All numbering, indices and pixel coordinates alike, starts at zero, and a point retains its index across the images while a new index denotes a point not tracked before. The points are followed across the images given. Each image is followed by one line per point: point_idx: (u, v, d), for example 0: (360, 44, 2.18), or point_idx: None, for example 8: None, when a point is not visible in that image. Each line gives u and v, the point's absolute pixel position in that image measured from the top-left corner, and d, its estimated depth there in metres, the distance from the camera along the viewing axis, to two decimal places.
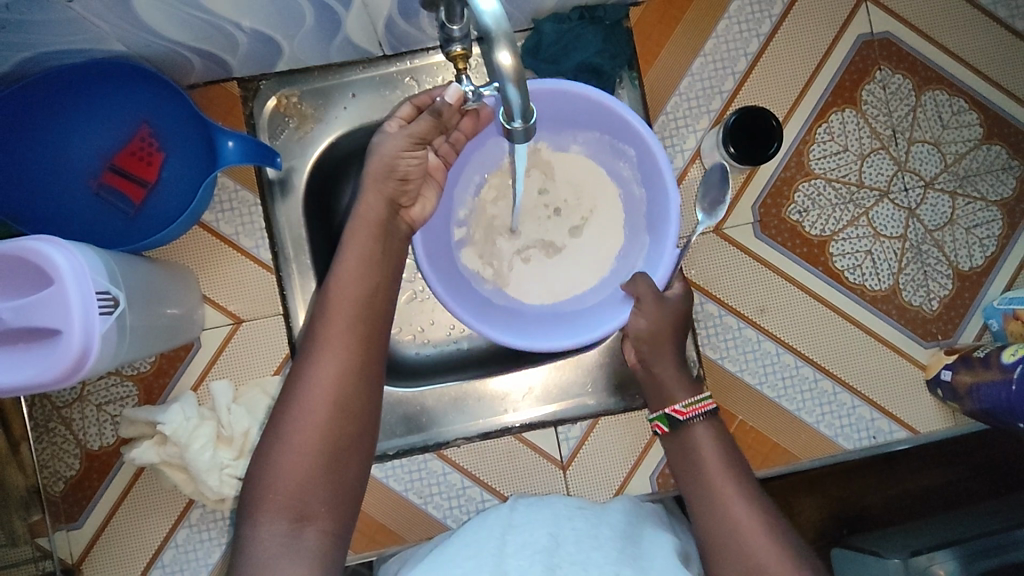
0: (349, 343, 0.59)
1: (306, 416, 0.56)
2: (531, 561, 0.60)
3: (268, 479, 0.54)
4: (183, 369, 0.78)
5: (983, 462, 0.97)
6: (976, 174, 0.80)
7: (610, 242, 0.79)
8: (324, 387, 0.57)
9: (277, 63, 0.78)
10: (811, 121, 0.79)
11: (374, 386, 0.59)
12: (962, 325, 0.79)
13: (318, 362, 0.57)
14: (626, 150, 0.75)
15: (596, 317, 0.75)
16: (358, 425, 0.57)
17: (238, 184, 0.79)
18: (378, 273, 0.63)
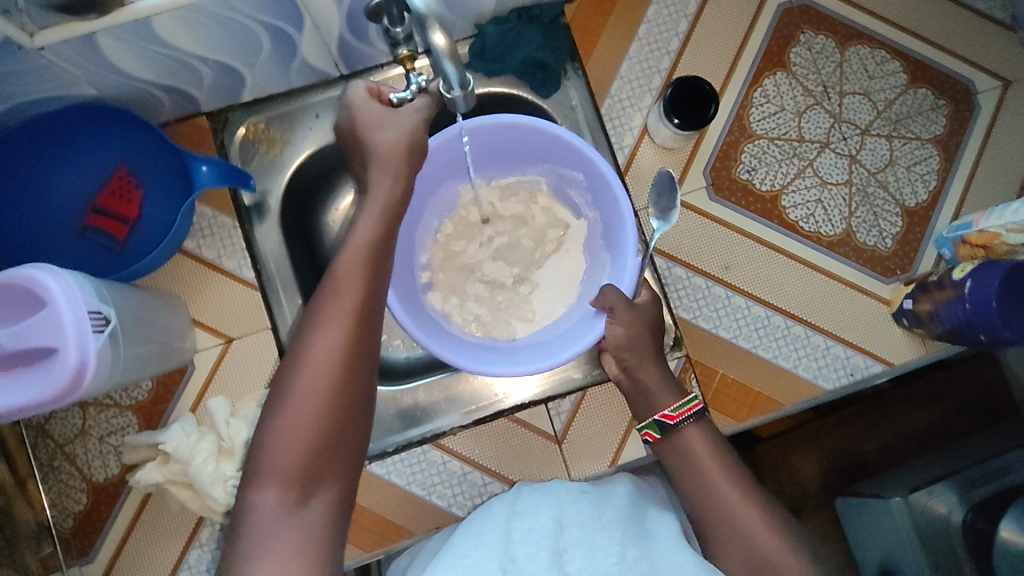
0: (350, 310, 0.60)
1: (308, 381, 0.57)
2: (538, 547, 0.64)
3: (271, 445, 0.56)
4: (179, 393, 0.80)
5: (971, 396, 1.00)
6: (907, 116, 0.85)
7: (575, 264, 0.84)
8: (325, 353, 0.58)
9: (243, 93, 0.83)
10: (747, 86, 0.85)
11: (371, 355, 0.61)
12: (918, 258, 0.82)
13: (320, 330, 0.59)
14: (574, 176, 0.81)
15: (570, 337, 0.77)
16: (358, 392, 0.59)
17: (215, 211, 0.84)
18: (379, 245, 0.64)
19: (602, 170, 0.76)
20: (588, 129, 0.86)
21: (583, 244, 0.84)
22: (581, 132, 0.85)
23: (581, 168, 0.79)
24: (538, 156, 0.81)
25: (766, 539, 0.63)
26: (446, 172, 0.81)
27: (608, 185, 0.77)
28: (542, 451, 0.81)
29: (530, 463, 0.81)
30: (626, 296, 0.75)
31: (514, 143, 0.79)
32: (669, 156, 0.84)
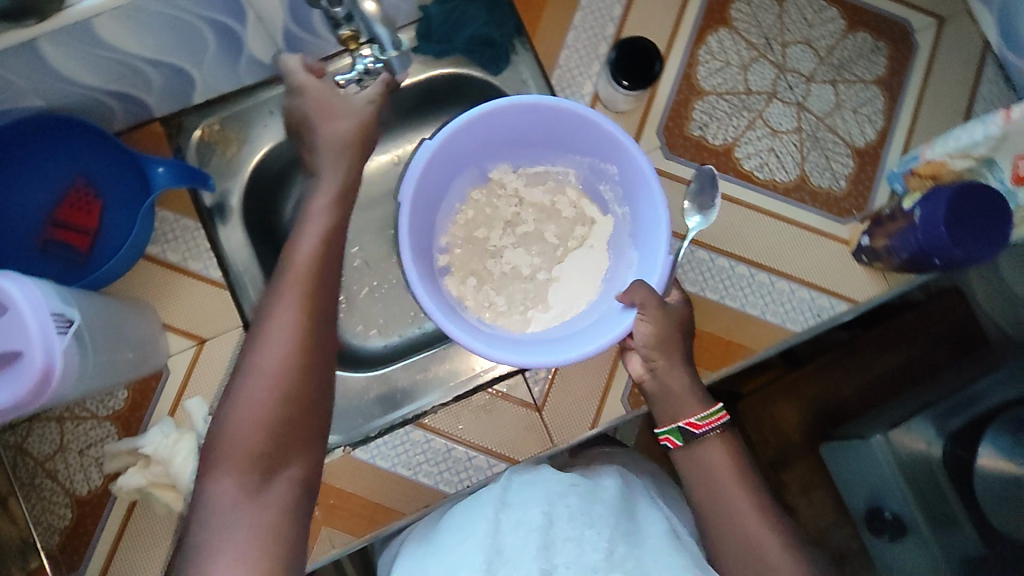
0: (302, 295, 0.61)
1: (265, 363, 0.58)
2: (526, 540, 0.62)
3: (229, 428, 0.56)
4: (157, 398, 0.80)
5: (946, 330, 1.01)
6: (849, 60, 0.87)
7: (600, 259, 0.83)
8: (283, 333, 0.59)
9: (194, 94, 0.83)
10: (691, 44, 0.86)
11: (326, 338, 0.61)
12: (872, 195, 0.84)
13: (277, 312, 0.60)
14: (608, 169, 0.81)
15: (595, 330, 0.74)
16: (318, 373, 0.59)
17: (177, 214, 0.83)
18: (331, 232, 0.66)
19: (630, 158, 0.76)
20: None
21: (610, 240, 0.84)
22: None
23: (614, 159, 0.79)
24: (571, 148, 0.81)
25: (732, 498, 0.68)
26: (472, 156, 0.81)
27: (637, 174, 0.76)
28: (523, 421, 0.81)
29: (513, 434, 0.81)
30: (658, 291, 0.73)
31: (542, 130, 0.80)
32: (622, 119, 0.85)
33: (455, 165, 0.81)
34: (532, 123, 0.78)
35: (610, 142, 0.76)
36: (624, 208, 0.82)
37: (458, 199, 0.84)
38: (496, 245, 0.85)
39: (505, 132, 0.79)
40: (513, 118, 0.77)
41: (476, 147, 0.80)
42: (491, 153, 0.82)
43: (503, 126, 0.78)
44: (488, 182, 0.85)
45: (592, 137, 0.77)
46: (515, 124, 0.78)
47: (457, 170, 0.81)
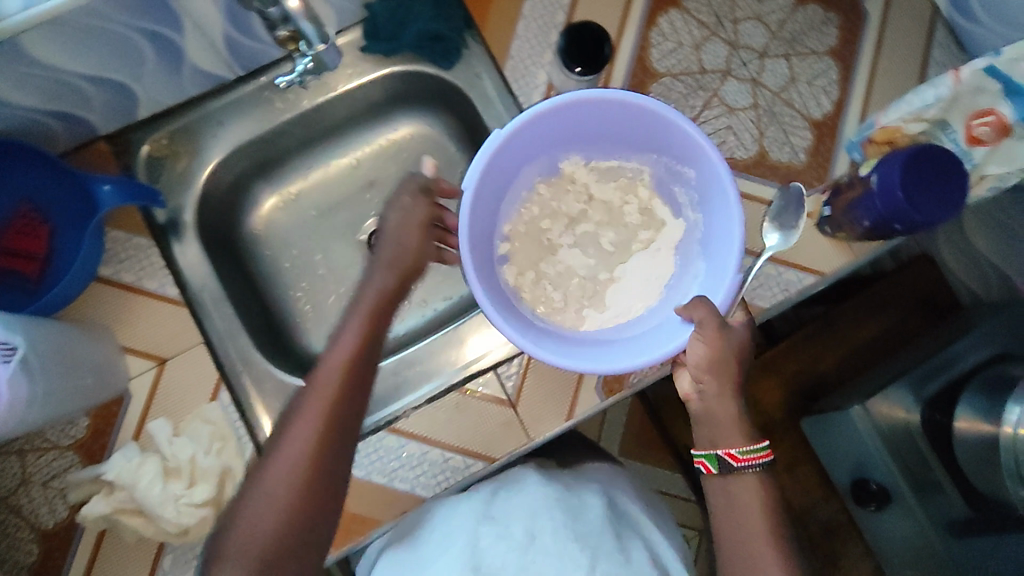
0: (335, 401, 0.62)
1: (276, 478, 0.59)
2: (505, 561, 0.70)
3: (231, 535, 0.58)
4: (120, 423, 0.77)
5: (921, 295, 1.00)
6: (801, 34, 0.87)
7: (666, 262, 0.84)
8: (299, 448, 0.60)
9: (139, 110, 0.81)
10: (643, 27, 0.85)
11: (345, 455, 0.63)
12: (833, 166, 0.83)
13: (297, 426, 0.61)
14: (684, 172, 0.80)
15: (660, 338, 0.75)
16: (327, 488, 0.61)
17: (128, 233, 0.80)
18: (376, 331, 0.67)
19: (706, 165, 0.75)
20: (496, 94, 0.86)
21: (679, 244, 0.84)
22: (488, 100, 0.86)
23: (690, 164, 0.78)
24: (645, 147, 0.82)
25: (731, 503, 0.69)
26: (546, 147, 0.82)
27: (711, 180, 0.76)
28: (496, 418, 0.80)
29: (488, 432, 0.80)
30: (721, 312, 0.73)
31: (618, 127, 0.80)
32: None
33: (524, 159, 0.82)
34: (609, 119, 0.78)
35: (686, 146, 0.76)
36: (697, 215, 0.82)
37: (526, 188, 0.85)
38: (554, 238, 0.87)
39: (582, 126, 0.80)
40: (590, 114, 0.77)
41: (548, 140, 0.81)
42: (564, 145, 0.83)
43: (578, 120, 0.79)
44: (556, 175, 0.86)
45: (671, 140, 0.77)
46: (591, 117, 0.78)
47: (530, 158, 0.82)
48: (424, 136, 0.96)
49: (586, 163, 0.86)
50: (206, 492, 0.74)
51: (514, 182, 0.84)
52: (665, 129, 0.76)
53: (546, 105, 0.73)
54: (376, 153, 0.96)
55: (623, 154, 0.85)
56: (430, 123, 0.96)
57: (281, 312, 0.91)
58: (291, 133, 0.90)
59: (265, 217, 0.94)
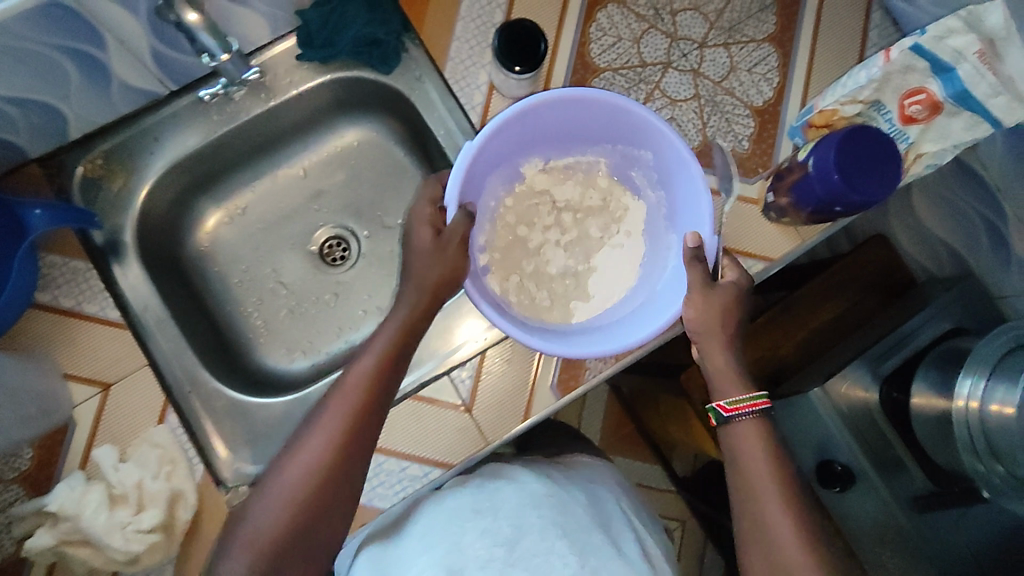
0: (347, 415, 0.67)
1: (292, 476, 0.65)
2: (490, 550, 0.68)
3: (242, 526, 0.64)
4: (66, 452, 0.75)
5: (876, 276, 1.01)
6: (739, 22, 0.86)
7: (636, 246, 0.85)
8: (315, 454, 0.65)
9: (70, 130, 0.79)
10: (581, 22, 0.84)
11: (354, 472, 0.67)
12: (776, 152, 0.83)
13: (317, 431, 0.67)
14: (642, 156, 0.81)
15: (651, 313, 0.76)
16: (339, 490, 0.66)
17: (65, 257, 0.78)
18: (394, 349, 0.71)
19: (662, 147, 0.75)
20: (438, 96, 0.85)
21: (645, 224, 0.85)
22: (431, 103, 0.85)
23: (646, 148, 0.79)
24: (601, 137, 0.82)
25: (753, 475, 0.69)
26: (507, 155, 0.81)
27: (671, 162, 0.76)
28: (452, 423, 0.79)
29: (445, 437, 0.78)
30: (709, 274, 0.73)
31: (577, 123, 0.79)
32: None
33: (494, 161, 0.80)
34: (569, 118, 0.78)
35: (646, 132, 0.76)
36: (658, 194, 0.83)
37: (494, 199, 0.83)
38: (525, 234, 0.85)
39: (541, 129, 0.79)
40: (556, 110, 0.75)
41: (510, 145, 0.79)
42: (524, 150, 0.82)
43: (537, 124, 0.77)
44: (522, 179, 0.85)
45: (626, 128, 0.77)
46: (553, 116, 0.76)
47: (494, 169, 0.81)
48: (371, 143, 0.95)
49: (545, 164, 0.85)
50: (154, 518, 0.72)
51: (482, 196, 0.82)
52: (621, 117, 0.76)
53: (507, 112, 0.71)
54: (324, 161, 0.96)
55: (579, 149, 0.85)
56: (376, 129, 0.95)
57: (232, 328, 0.90)
58: (230, 146, 0.88)
59: (211, 234, 0.93)
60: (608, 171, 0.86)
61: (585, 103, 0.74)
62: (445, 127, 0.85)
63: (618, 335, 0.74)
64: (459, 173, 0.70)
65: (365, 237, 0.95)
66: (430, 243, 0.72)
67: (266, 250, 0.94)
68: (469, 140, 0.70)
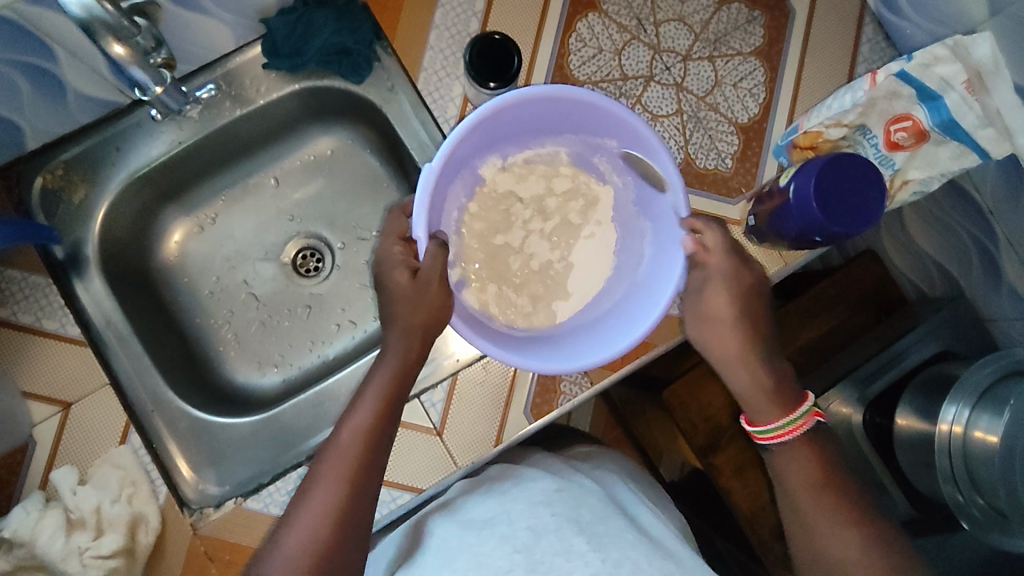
0: (345, 474, 0.60)
1: (297, 547, 0.56)
2: (511, 560, 0.59)
3: None
4: (25, 473, 0.73)
5: None
6: (726, 33, 0.83)
7: (607, 236, 0.83)
8: (320, 514, 0.58)
9: (27, 139, 0.76)
10: (561, 33, 0.81)
11: (357, 538, 0.59)
12: (760, 171, 0.81)
13: (318, 490, 0.59)
14: (609, 143, 0.78)
15: (630, 317, 0.75)
16: (348, 553, 0.58)
17: (24, 271, 0.75)
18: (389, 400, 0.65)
19: (631, 135, 0.73)
20: (412, 108, 0.82)
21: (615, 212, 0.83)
22: (405, 115, 0.82)
23: (612, 136, 0.76)
24: (565, 127, 0.79)
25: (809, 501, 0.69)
26: (464, 159, 0.77)
27: (640, 151, 0.74)
28: (421, 448, 0.76)
29: (415, 462, 0.76)
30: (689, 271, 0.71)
31: (542, 116, 0.76)
32: None
33: (456, 163, 0.76)
34: (529, 113, 0.75)
35: (612, 121, 0.73)
36: (626, 180, 0.81)
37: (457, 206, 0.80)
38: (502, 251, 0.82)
39: (498, 128, 0.76)
40: (521, 106, 0.72)
41: (473, 147, 0.76)
42: (481, 150, 0.79)
43: (495, 125, 0.74)
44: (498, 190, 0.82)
45: (595, 118, 0.74)
46: (518, 111, 0.73)
47: (454, 175, 0.77)
48: (345, 152, 0.93)
49: (504, 161, 0.82)
50: (114, 542, 0.71)
51: (444, 208, 0.79)
52: (588, 109, 0.73)
53: (464, 123, 0.68)
54: (297, 170, 0.93)
55: (538, 140, 0.81)
56: (351, 137, 0.92)
57: (202, 341, 0.89)
58: (197, 156, 0.86)
59: (179, 246, 0.91)
60: (570, 162, 0.83)
61: (549, 98, 0.71)
62: (419, 140, 0.82)
63: (596, 347, 0.73)
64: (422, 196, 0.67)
65: (339, 249, 0.93)
66: (408, 287, 0.68)
67: (238, 260, 0.92)
68: (429, 161, 0.68)
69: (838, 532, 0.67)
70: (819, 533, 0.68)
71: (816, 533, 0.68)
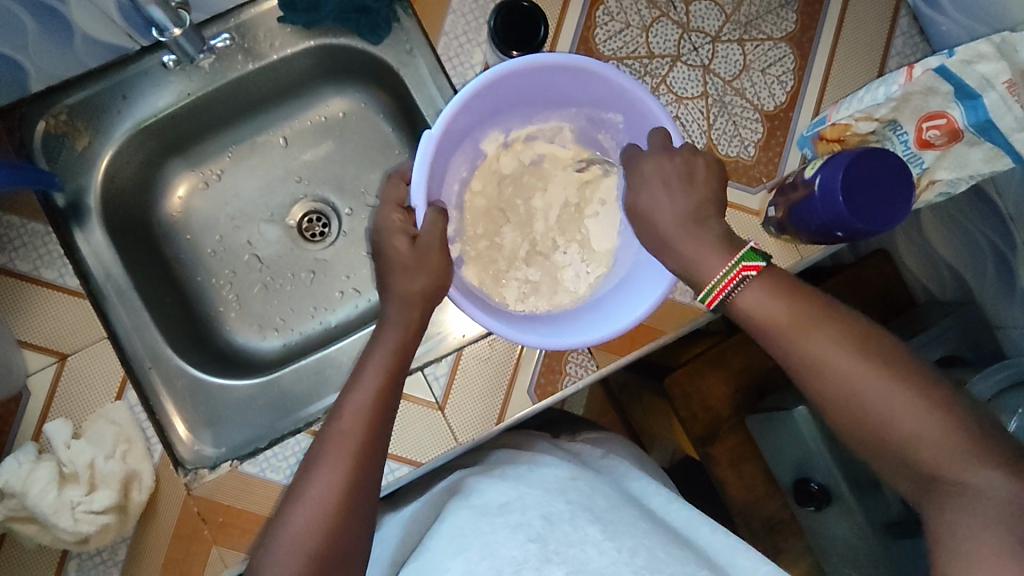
0: (350, 453, 0.58)
1: (303, 525, 0.54)
2: (525, 553, 0.55)
3: None
4: (19, 422, 0.71)
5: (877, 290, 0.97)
6: (757, 17, 0.81)
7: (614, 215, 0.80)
8: (326, 493, 0.56)
9: (30, 81, 0.74)
10: (588, 5, 0.79)
11: (363, 517, 0.57)
12: (782, 161, 0.79)
13: (323, 470, 0.57)
14: (611, 117, 0.76)
15: (629, 293, 0.73)
16: (355, 529, 0.56)
17: (24, 218, 0.73)
18: (395, 380, 0.64)
19: (635, 108, 0.71)
20: (430, 73, 0.79)
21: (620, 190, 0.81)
22: (422, 80, 0.80)
23: (615, 109, 0.74)
24: (565, 102, 0.77)
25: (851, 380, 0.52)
26: (465, 131, 0.75)
27: (644, 124, 0.72)
28: (422, 421, 0.75)
29: (415, 436, 0.75)
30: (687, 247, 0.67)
31: (543, 89, 0.74)
32: None
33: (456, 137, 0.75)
34: (531, 84, 0.72)
35: (616, 94, 0.71)
36: None
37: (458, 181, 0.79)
38: (512, 226, 0.81)
39: (500, 100, 0.74)
40: (521, 77, 0.70)
41: (474, 119, 0.74)
42: (482, 123, 0.77)
43: (499, 92, 0.72)
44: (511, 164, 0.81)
45: (596, 89, 0.72)
46: (520, 82, 0.71)
47: (455, 146, 0.75)
48: (357, 115, 0.90)
49: (506, 136, 0.80)
50: (107, 499, 0.68)
51: (444, 179, 0.77)
52: (592, 80, 0.71)
53: (466, 89, 0.66)
54: (306, 130, 0.91)
55: (542, 114, 0.79)
56: (364, 100, 0.90)
57: (202, 301, 0.87)
58: (205, 110, 0.83)
59: (183, 202, 0.89)
60: (571, 137, 0.81)
61: (553, 68, 0.69)
62: (436, 108, 0.80)
63: (598, 323, 0.71)
64: (422, 163, 0.66)
65: (346, 215, 0.91)
66: (408, 253, 0.68)
67: (243, 218, 0.90)
68: (428, 130, 0.66)
69: (844, 362, 0.52)
70: (823, 365, 0.53)
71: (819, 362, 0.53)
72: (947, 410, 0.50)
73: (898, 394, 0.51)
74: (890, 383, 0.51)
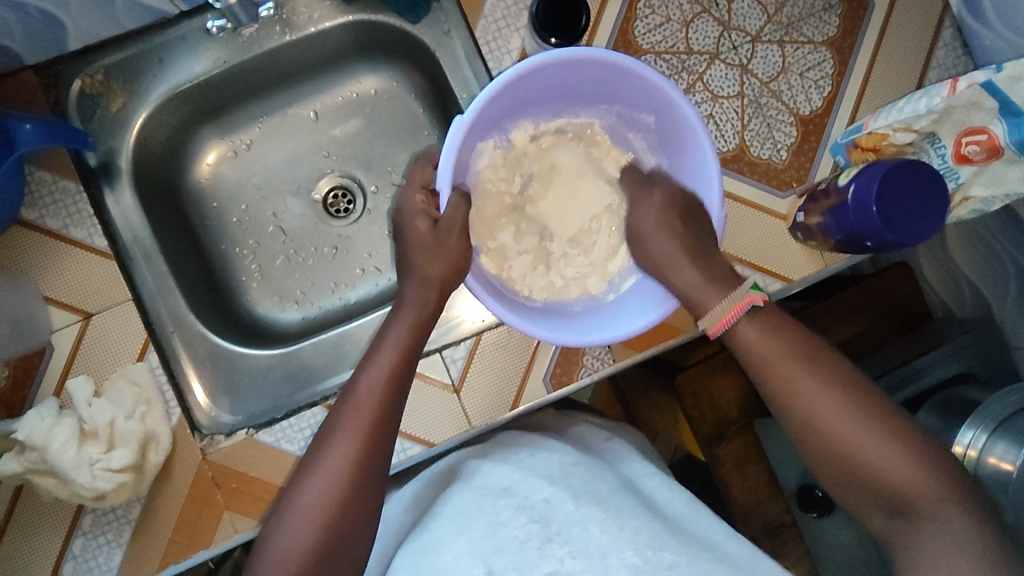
0: (364, 428, 0.59)
1: (317, 494, 0.56)
2: (527, 532, 0.58)
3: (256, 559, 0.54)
4: (41, 377, 0.72)
5: None
6: (799, 19, 0.80)
7: None
8: (340, 464, 0.57)
9: (68, 41, 0.74)
10: None
11: (372, 491, 0.58)
12: (814, 168, 0.79)
13: (336, 443, 0.58)
14: (642, 117, 0.76)
15: (630, 307, 0.74)
16: (367, 501, 0.57)
17: (56, 175, 0.73)
18: (411, 360, 0.64)
19: (664, 107, 0.71)
20: (466, 56, 0.79)
21: None
22: (458, 61, 0.79)
23: (647, 109, 0.74)
24: (599, 99, 0.77)
25: (822, 408, 0.58)
26: (492, 126, 0.76)
27: (674, 125, 0.72)
28: (436, 402, 0.76)
29: (428, 416, 0.75)
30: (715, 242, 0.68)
31: (576, 84, 0.74)
32: None
33: (485, 126, 0.75)
34: (559, 81, 0.73)
35: (644, 90, 0.71)
36: (658, 156, 0.79)
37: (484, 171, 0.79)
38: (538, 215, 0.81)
39: (527, 96, 0.74)
40: (556, 70, 0.70)
41: (506, 108, 0.75)
42: (514, 111, 0.77)
43: (531, 84, 0.72)
44: (540, 152, 0.81)
45: (630, 87, 0.72)
46: (552, 75, 0.71)
47: (483, 134, 0.75)
48: (388, 93, 0.90)
49: (535, 129, 0.80)
50: (125, 458, 0.69)
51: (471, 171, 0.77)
52: (626, 78, 0.70)
53: (498, 80, 0.66)
54: (336, 105, 0.91)
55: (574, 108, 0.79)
56: (396, 79, 0.89)
57: (224, 268, 0.88)
58: (238, 79, 0.84)
59: (211, 169, 0.89)
60: (602, 133, 0.81)
61: (587, 62, 0.69)
62: (470, 91, 0.80)
63: (616, 320, 0.72)
64: (451, 148, 0.66)
65: (372, 192, 0.91)
66: (428, 235, 0.69)
67: (268, 189, 0.90)
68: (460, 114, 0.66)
69: (821, 400, 0.58)
70: (793, 395, 0.59)
71: (797, 394, 0.59)
72: (916, 447, 0.55)
73: (869, 431, 0.56)
74: (860, 419, 0.56)
